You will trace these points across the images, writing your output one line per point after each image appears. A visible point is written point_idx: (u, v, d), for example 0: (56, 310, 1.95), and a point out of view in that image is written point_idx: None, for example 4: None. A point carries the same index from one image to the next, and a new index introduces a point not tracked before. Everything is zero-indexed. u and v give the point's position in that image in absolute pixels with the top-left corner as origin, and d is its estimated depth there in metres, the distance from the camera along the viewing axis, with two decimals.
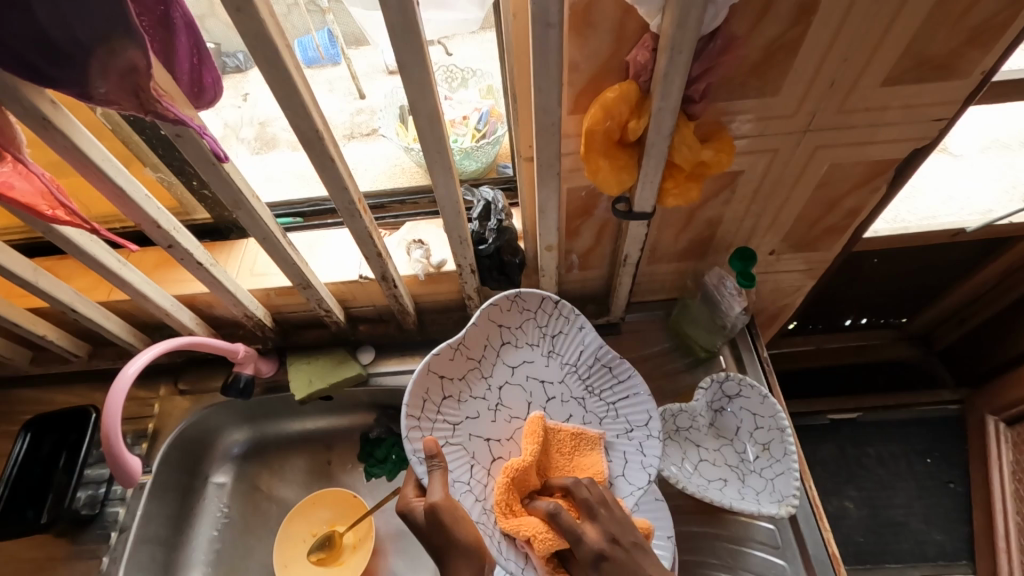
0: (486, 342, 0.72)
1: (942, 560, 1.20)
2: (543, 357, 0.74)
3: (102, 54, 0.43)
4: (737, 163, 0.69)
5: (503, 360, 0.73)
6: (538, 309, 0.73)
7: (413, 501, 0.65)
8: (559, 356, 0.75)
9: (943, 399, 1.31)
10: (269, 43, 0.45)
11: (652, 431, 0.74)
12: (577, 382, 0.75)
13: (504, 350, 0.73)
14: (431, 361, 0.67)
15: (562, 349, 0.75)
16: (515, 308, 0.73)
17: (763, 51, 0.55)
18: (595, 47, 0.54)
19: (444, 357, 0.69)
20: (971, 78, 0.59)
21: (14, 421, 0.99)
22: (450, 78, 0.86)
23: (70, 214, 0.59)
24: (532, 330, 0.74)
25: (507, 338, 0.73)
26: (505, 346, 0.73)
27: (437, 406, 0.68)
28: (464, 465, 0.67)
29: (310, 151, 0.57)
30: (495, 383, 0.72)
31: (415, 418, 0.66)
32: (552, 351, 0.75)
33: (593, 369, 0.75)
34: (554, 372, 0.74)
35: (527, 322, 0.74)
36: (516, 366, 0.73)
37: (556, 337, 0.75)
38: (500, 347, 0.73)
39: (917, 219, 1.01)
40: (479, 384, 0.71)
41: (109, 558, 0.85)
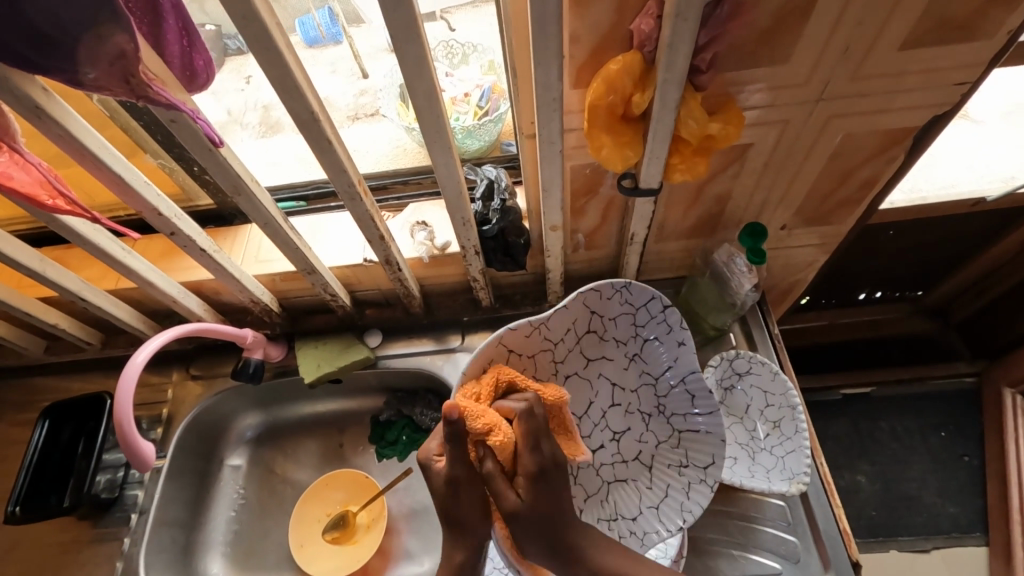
0: (570, 327, 0.72)
1: (956, 533, 1.20)
2: (624, 359, 0.75)
3: (91, 38, 0.42)
4: (747, 135, 0.66)
5: (582, 352, 0.74)
6: (640, 307, 0.70)
7: (433, 456, 0.58)
8: (641, 363, 0.74)
9: (960, 371, 1.30)
10: (257, 22, 0.43)
11: (708, 479, 0.70)
12: (650, 397, 0.75)
13: (585, 340, 0.73)
14: (505, 334, 0.67)
15: (647, 358, 0.73)
16: (616, 298, 0.69)
17: (774, 16, 0.53)
18: (598, 17, 0.52)
19: (518, 333, 0.68)
20: (995, 38, 0.56)
21: (34, 407, 1.02)
22: (450, 54, 0.84)
23: (70, 202, 0.58)
24: (624, 326, 0.72)
25: (595, 329, 0.73)
26: (587, 335, 0.73)
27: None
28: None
29: (306, 134, 0.55)
30: (566, 371, 0.75)
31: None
32: (636, 355, 0.74)
33: (673, 392, 0.72)
34: (628, 378, 0.75)
35: (622, 314, 0.71)
36: (591, 361, 0.75)
37: (646, 343, 0.72)
38: (582, 336, 0.73)
39: (935, 188, 0.97)
40: (549, 368, 0.73)
41: (130, 540, 0.87)
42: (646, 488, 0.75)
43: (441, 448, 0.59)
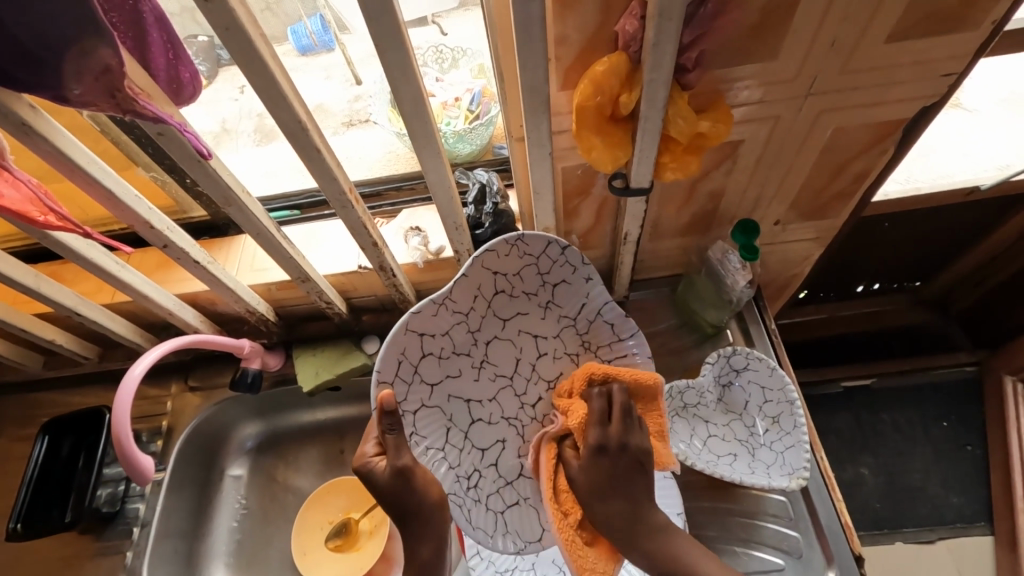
0: (477, 293, 0.65)
1: (961, 523, 1.20)
2: (541, 309, 0.69)
3: (73, 54, 0.42)
4: (737, 132, 0.66)
5: (495, 313, 0.67)
6: (541, 255, 0.65)
7: (371, 458, 0.62)
8: (557, 309, 0.69)
9: (961, 361, 1.30)
10: (241, 33, 0.43)
11: None
12: (574, 336, 0.71)
13: (498, 301, 0.67)
14: (409, 320, 0.61)
15: (561, 301, 0.69)
16: (515, 253, 0.64)
17: (759, 12, 0.53)
18: (583, 18, 0.52)
19: (424, 315, 0.62)
20: (982, 28, 0.56)
21: (34, 423, 1.02)
22: (440, 59, 0.84)
23: (61, 218, 0.58)
24: (531, 277, 0.67)
25: (502, 288, 0.66)
26: (498, 295, 0.66)
27: (414, 364, 0.63)
28: (440, 429, 0.65)
29: (295, 143, 0.55)
30: (483, 337, 0.67)
31: (389, 380, 0.62)
32: (551, 302, 0.69)
33: (594, 325, 0.70)
34: (549, 326, 0.70)
35: (527, 266, 0.66)
36: (507, 320, 0.68)
37: (557, 287, 0.68)
38: (492, 299, 0.66)
39: (930, 178, 0.97)
40: (466, 339, 0.66)
41: (133, 553, 0.87)
42: None
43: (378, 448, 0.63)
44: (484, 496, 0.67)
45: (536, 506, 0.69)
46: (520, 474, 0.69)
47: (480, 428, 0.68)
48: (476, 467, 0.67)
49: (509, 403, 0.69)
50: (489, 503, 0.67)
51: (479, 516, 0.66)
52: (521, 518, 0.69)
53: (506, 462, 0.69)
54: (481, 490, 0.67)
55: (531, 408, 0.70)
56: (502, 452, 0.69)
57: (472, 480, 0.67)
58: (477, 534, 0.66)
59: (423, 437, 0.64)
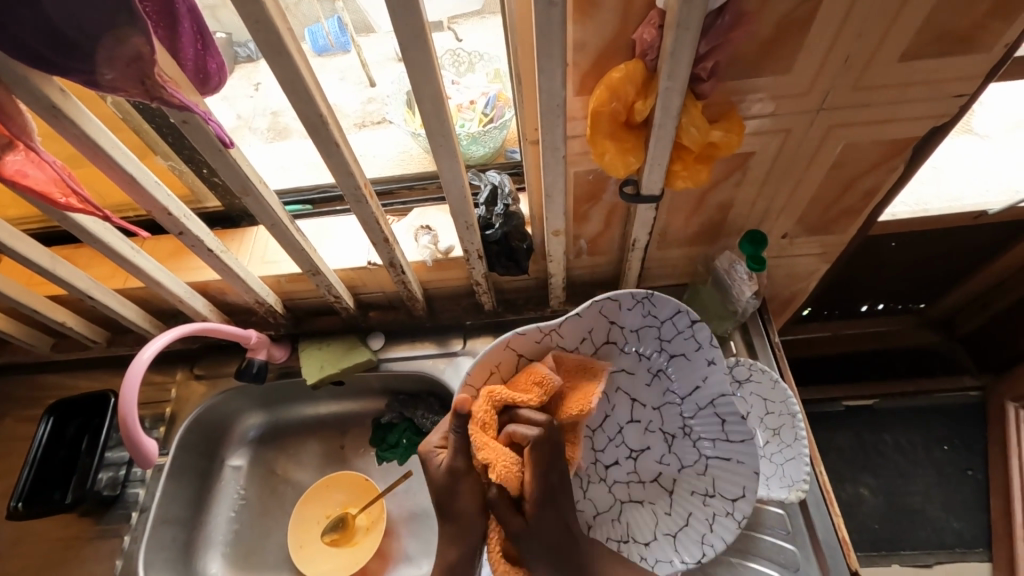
0: (588, 333, 0.72)
1: (959, 548, 1.19)
2: (647, 375, 0.75)
3: (109, 41, 0.44)
4: (749, 144, 0.67)
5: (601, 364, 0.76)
6: (666, 321, 0.70)
7: (435, 449, 0.66)
8: (666, 380, 0.75)
9: (964, 384, 1.30)
10: (270, 27, 0.45)
11: (734, 511, 0.71)
12: (675, 415, 0.75)
13: (606, 351, 0.74)
14: (512, 337, 0.68)
15: (674, 374, 0.74)
16: (639, 309, 0.70)
17: (774, 27, 0.54)
18: (601, 26, 0.53)
19: (529, 337, 0.69)
20: (993, 51, 0.57)
21: (39, 405, 1.03)
22: (456, 62, 0.86)
23: (82, 201, 0.60)
24: (647, 339, 0.73)
25: (614, 340, 0.74)
26: (608, 346, 0.74)
27: (503, 378, 0.71)
28: None
29: (315, 137, 0.57)
30: None
31: (476, 387, 0.68)
32: (661, 371, 0.74)
33: (702, 413, 0.73)
34: (651, 394, 0.76)
35: (646, 326, 0.72)
36: (612, 373, 0.76)
37: (674, 358, 0.73)
38: (601, 345, 0.74)
39: (940, 201, 0.98)
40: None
41: (131, 537, 0.88)
42: (664, 512, 0.76)
43: (443, 440, 0.66)
44: None
45: None
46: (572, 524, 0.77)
47: None
48: None
49: (586, 452, 0.78)
50: None
51: None
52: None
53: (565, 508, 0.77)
54: None
55: (603, 464, 0.78)
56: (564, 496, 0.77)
57: None
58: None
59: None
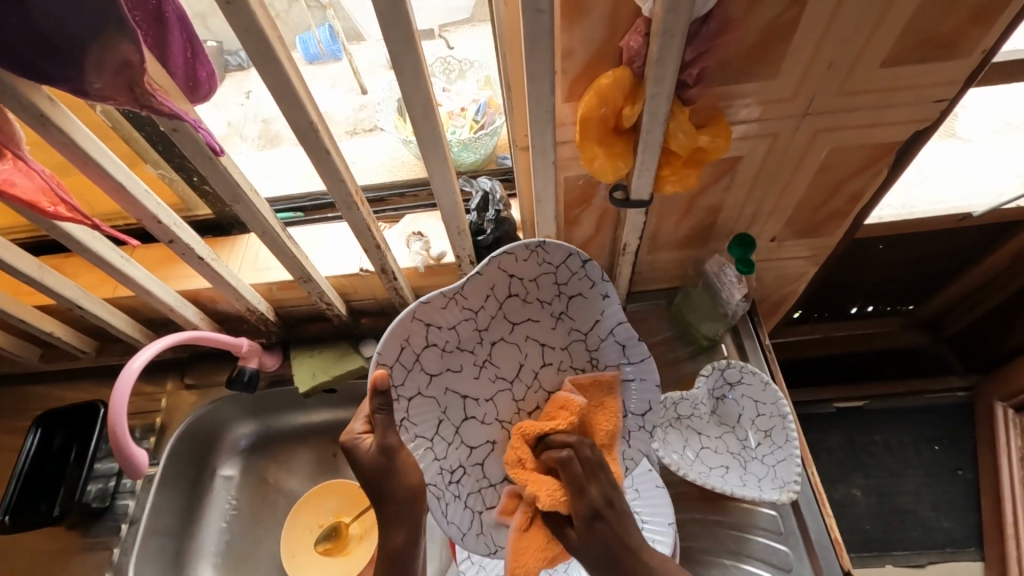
0: (490, 292, 0.66)
1: (950, 547, 1.20)
2: (551, 318, 0.70)
3: (97, 48, 0.43)
4: (736, 149, 0.68)
5: (505, 316, 0.68)
6: (561, 265, 0.66)
7: (360, 435, 0.61)
8: (570, 321, 0.70)
9: (952, 385, 1.31)
10: (260, 35, 0.45)
11: (646, 423, 0.73)
12: (581, 350, 0.71)
13: (510, 304, 0.67)
14: (417, 308, 0.62)
15: (574, 314, 0.70)
16: (534, 259, 0.65)
17: (759, 34, 0.55)
18: (589, 33, 0.54)
19: (433, 304, 0.63)
20: (972, 57, 0.58)
21: (26, 416, 1.01)
22: (447, 70, 0.87)
23: (70, 209, 0.59)
24: (547, 286, 0.68)
25: (516, 291, 0.67)
26: (510, 298, 0.67)
27: (416, 351, 0.64)
28: (430, 420, 0.66)
29: (305, 144, 0.57)
30: (490, 337, 0.68)
31: (389, 363, 0.62)
32: (563, 313, 0.69)
33: (604, 343, 0.71)
34: (558, 337, 0.70)
35: (544, 275, 0.67)
36: (516, 324, 0.69)
37: (572, 299, 0.69)
38: (505, 300, 0.67)
39: (925, 204, 1.00)
40: (471, 336, 0.67)
41: (120, 549, 0.86)
42: None
43: (366, 425, 0.61)
44: (464, 494, 0.68)
45: None
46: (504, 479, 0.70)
47: (472, 427, 0.69)
48: (461, 464, 0.68)
49: (504, 405, 0.70)
50: (467, 502, 0.68)
51: (456, 514, 0.67)
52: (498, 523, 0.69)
53: (492, 464, 0.70)
54: (461, 487, 0.68)
55: (525, 415, 0.71)
56: (490, 454, 0.70)
57: (454, 475, 0.68)
58: (451, 528, 0.67)
59: (414, 424, 0.65)
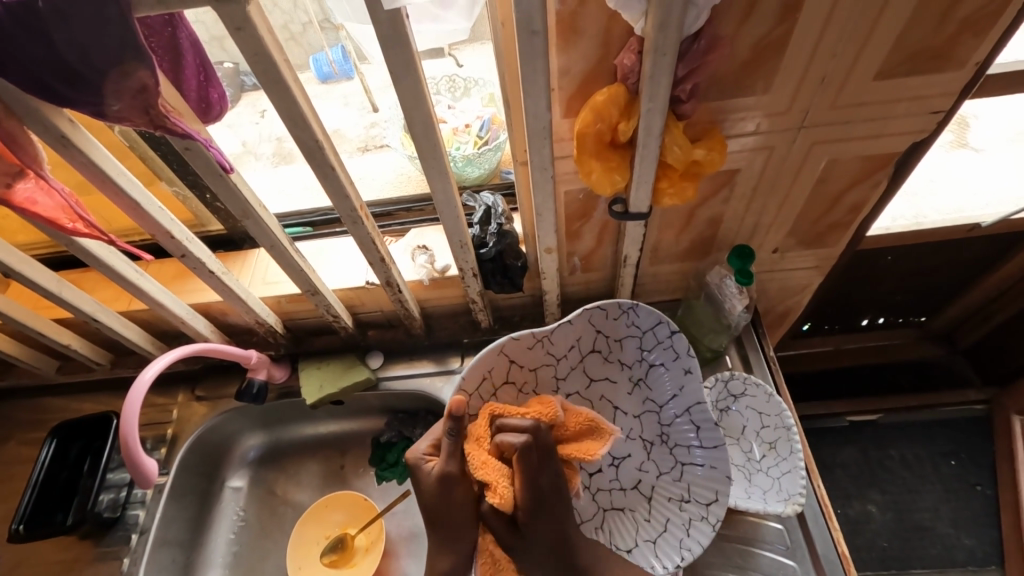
0: (575, 343, 0.75)
1: (972, 566, 1.17)
2: (628, 383, 0.77)
3: (116, 74, 0.46)
4: (733, 162, 0.69)
5: (585, 370, 0.77)
6: (646, 331, 0.73)
7: (424, 456, 0.66)
8: (646, 390, 0.76)
9: (969, 398, 1.29)
10: (268, 59, 0.47)
11: (709, 517, 0.70)
12: (653, 424, 0.76)
13: (590, 358, 0.77)
14: (508, 343, 0.71)
15: (651, 384, 0.76)
16: (623, 319, 0.73)
17: (751, 49, 0.56)
18: (585, 51, 0.55)
19: (525, 343, 0.72)
20: (965, 69, 0.59)
21: (42, 428, 1.04)
22: (452, 88, 0.89)
23: (88, 226, 0.62)
24: (629, 348, 0.75)
25: (599, 348, 0.76)
26: (592, 353, 0.76)
27: (495, 384, 0.73)
28: None
29: (311, 161, 0.59)
30: (568, 390, 0.78)
31: (469, 391, 0.70)
32: (641, 380, 0.76)
33: (677, 420, 0.74)
34: (633, 404, 0.78)
35: (628, 336, 0.74)
36: (594, 381, 0.78)
37: (651, 369, 0.75)
38: (587, 353, 0.76)
39: (939, 214, 0.99)
40: (550, 383, 0.76)
41: (130, 559, 0.88)
42: (643, 519, 0.75)
43: (430, 447, 0.67)
44: None
45: None
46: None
47: None
48: None
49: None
50: None
51: None
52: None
53: None
54: None
55: (588, 475, 0.78)
56: None
57: None
58: None
59: None
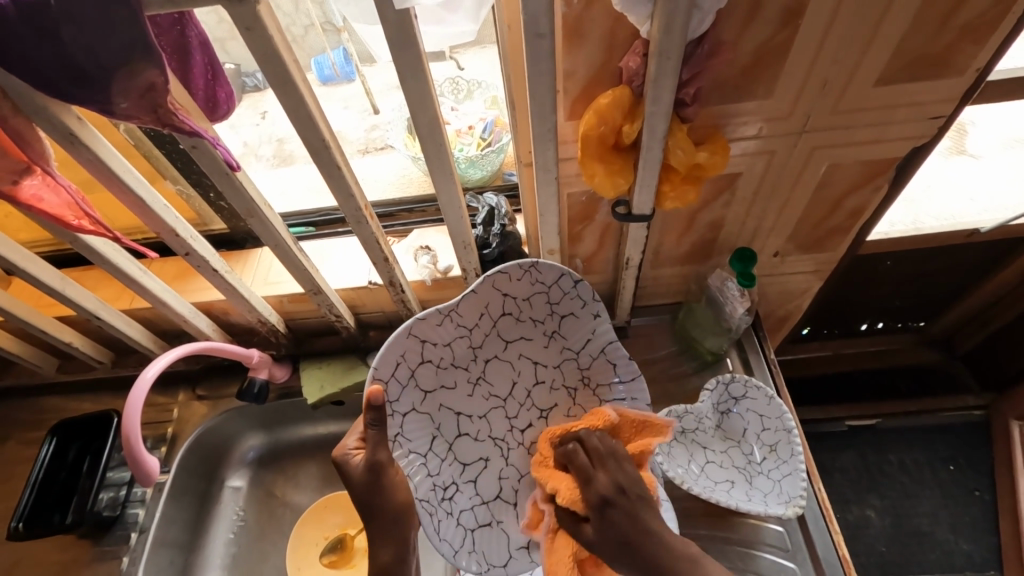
0: (484, 310, 0.69)
1: (970, 571, 1.17)
2: (544, 337, 0.74)
3: (124, 73, 0.46)
4: (735, 165, 0.70)
5: (499, 334, 0.72)
6: (552, 285, 0.70)
7: (351, 450, 0.68)
8: (562, 340, 0.74)
9: (968, 403, 1.29)
10: (276, 58, 0.48)
11: None
12: (573, 369, 0.75)
13: (503, 323, 0.71)
14: (414, 325, 0.66)
15: (566, 333, 0.74)
16: (526, 278, 0.69)
17: (753, 53, 0.56)
18: (590, 54, 0.56)
19: (430, 321, 0.67)
20: (966, 75, 0.59)
21: (42, 426, 1.04)
22: (456, 90, 0.90)
23: (94, 223, 0.62)
24: (539, 305, 0.71)
25: (510, 311, 0.71)
26: (503, 317, 0.71)
27: (410, 368, 0.67)
28: (424, 435, 0.69)
29: (317, 160, 0.59)
30: (484, 355, 0.72)
31: (384, 380, 0.66)
32: (556, 332, 0.73)
33: (596, 362, 0.74)
34: (551, 355, 0.74)
35: (536, 294, 0.70)
36: (510, 342, 0.73)
37: (564, 318, 0.73)
38: (498, 319, 0.71)
39: (937, 219, 1.00)
40: (466, 354, 0.71)
41: (128, 558, 0.88)
42: None
43: (358, 442, 0.68)
44: (457, 510, 0.71)
45: (507, 529, 0.73)
46: (496, 495, 0.73)
47: (465, 443, 0.72)
48: (454, 480, 0.71)
49: (498, 422, 0.74)
50: (461, 518, 0.71)
51: (451, 531, 0.70)
52: (489, 539, 0.72)
53: (485, 480, 0.73)
54: (456, 504, 0.71)
55: (517, 432, 0.75)
56: (483, 469, 0.73)
57: (448, 491, 0.71)
58: (444, 545, 0.69)
59: (409, 440, 0.68)
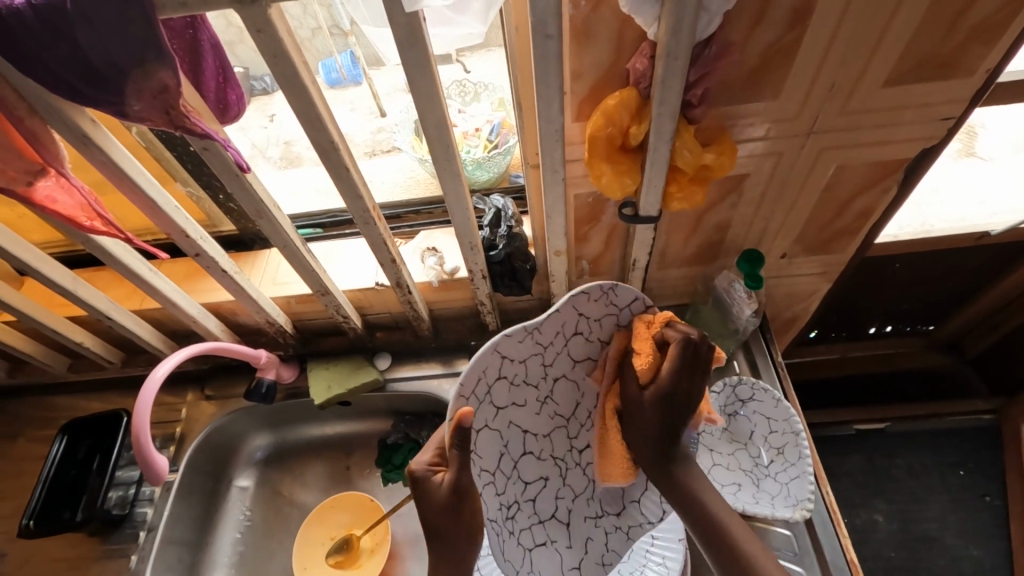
0: (559, 329, 0.66)
1: None
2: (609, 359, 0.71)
3: (137, 74, 0.47)
4: (742, 167, 0.70)
5: (570, 353, 0.69)
6: (625, 308, 0.67)
7: (431, 468, 0.61)
8: None
9: (977, 408, 1.28)
10: (287, 60, 0.48)
11: None
12: None
13: (573, 342, 0.68)
14: (499, 341, 0.62)
15: None
16: (604, 300, 0.65)
17: (761, 55, 0.57)
18: (598, 55, 0.56)
19: (514, 338, 0.63)
20: (975, 76, 0.59)
21: (51, 425, 1.05)
22: (462, 92, 0.90)
23: (106, 224, 0.63)
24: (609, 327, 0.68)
25: (581, 330, 0.68)
26: (575, 336, 0.68)
27: (489, 384, 0.64)
28: (495, 454, 0.67)
29: (326, 162, 0.60)
30: (554, 373, 0.70)
31: (467, 396, 0.62)
32: None
33: None
34: None
35: (607, 316, 0.67)
36: (578, 361, 0.70)
37: None
38: (571, 339, 0.68)
39: (943, 221, 0.99)
40: (539, 372, 0.68)
41: (138, 557, 0.89)
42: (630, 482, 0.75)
43: (436, 458, 0.62)
44: (518, 531, 0.69)
45: (560, 549, 0.72)
46: (552, 514, 0.73)
47: (528, 462, 0.71)
48: (517, 500, 0.70)
49: (559, 441, 0.73)
50: (520, 538, 0.69)
51: (513, 552, 0.68)
52: (544, 559, 0.71)
53: (543, 498, 0.72)
54: (517, 523, 0.70)
55: (576, 452, 0.74)
56: (541, 490, 0.72)
57: (511, 512, 0.69)
58: (507, 566, 0.66)
59: (481, 459, 0.65)
